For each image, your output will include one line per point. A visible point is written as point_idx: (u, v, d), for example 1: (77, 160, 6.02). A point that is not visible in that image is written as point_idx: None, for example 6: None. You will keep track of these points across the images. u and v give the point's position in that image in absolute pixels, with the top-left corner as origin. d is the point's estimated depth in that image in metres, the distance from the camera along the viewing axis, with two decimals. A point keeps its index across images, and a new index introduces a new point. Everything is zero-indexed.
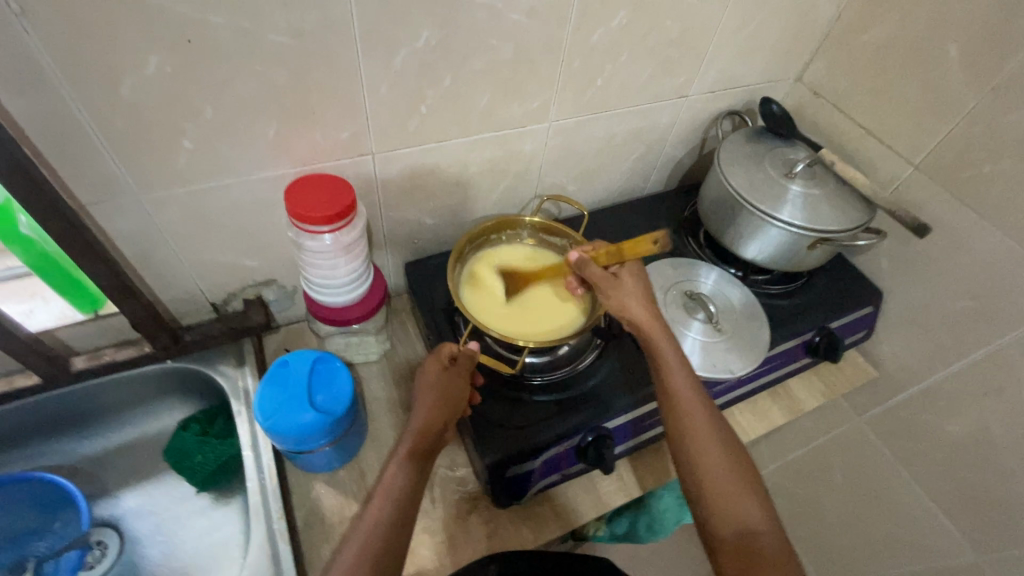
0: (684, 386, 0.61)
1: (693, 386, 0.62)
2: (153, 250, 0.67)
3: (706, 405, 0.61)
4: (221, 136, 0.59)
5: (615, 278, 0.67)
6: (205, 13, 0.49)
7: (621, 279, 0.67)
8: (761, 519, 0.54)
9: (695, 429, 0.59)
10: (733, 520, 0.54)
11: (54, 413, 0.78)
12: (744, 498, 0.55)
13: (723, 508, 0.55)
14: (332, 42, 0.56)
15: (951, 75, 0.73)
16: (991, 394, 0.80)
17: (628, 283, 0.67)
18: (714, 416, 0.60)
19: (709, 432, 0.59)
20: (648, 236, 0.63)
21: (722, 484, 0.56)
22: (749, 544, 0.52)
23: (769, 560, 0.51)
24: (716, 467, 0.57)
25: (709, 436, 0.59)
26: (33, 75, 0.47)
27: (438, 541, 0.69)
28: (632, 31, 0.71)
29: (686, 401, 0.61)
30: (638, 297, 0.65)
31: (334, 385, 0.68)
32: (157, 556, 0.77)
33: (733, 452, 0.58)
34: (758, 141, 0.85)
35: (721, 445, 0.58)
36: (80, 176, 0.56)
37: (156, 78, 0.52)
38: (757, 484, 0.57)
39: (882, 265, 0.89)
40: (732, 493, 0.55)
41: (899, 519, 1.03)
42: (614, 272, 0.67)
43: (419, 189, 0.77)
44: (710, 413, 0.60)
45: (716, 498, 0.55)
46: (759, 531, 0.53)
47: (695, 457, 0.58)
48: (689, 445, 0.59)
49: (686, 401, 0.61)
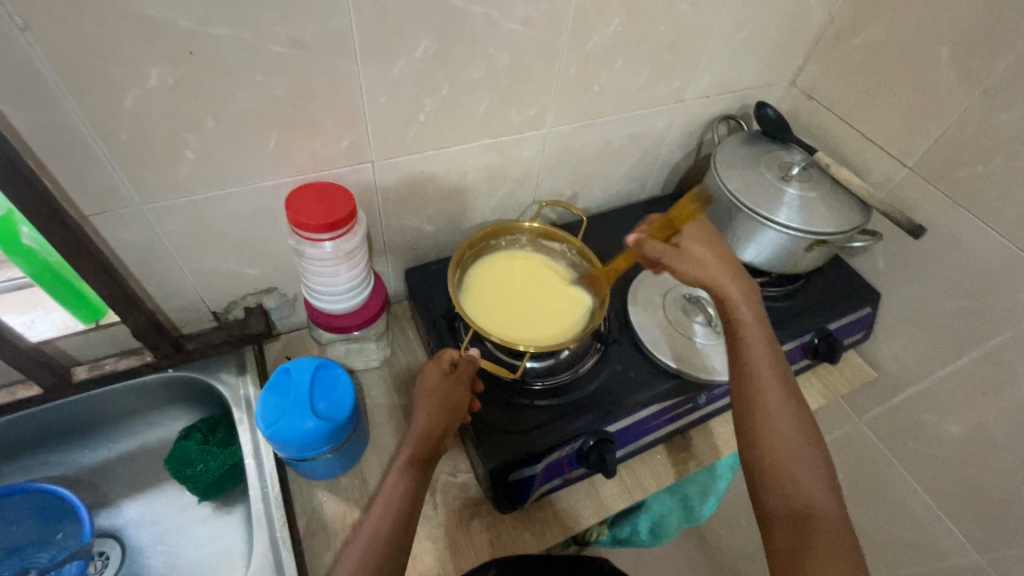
0: (763, 362, 0.61)
1: (775, 364, 0.61)
2: (155, 260, 0.67)
3: (783, 385, 0.61)
4: (222, 147, 0.60)
5: (677, 249, 0.65)
6: (206, 26, 0.50)
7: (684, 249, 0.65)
8: (824, 501, 0.55)
9: (771, 405, 0.59)
10: (793, 498, 0.55)
11: (57, 423, 0.78)
12: (811, 478, 0.56)
13: (786, 484, 0.56)
14: (331, 52, 0.57)
15: (943, 78, 0.74)
16: (989, 393, 0.81)
17: (698, 251, 0.64)
18: (791, 398, 0.60)
19: (783, 411, 0.59)
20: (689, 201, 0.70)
21: (791, 458, 0.57)
22: (807, 521, 0.54)
23: (827, 540, 0.52)
24: (785, 445, 0.57)
25: (784, 415, 0.59)
26: (36, 89, 0.48)
27: (440, 548, 0.69)
28: (627, 38, 0.72)
29: (763, 378, 0.60)
30: (716, 262, 0.64)
31: (336, 392, 0.68)
32: (159, 566, 0.77)
33: (807, 432, 0.58)
34: (753, 145, 0.86)
35: (795, 425, 0.58)
36: (82, 187, 0.57)
37: (157, 90, 0.53)
38: (826, 465, 0.57)
39: (879, 266, 0.89)
40: (801, 471, 0.56)
41: (900, 520, 1.03)
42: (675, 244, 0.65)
43: (418, 196, 0.78)
44: (784, 390, 0.60)
45: (781, 473, 0.56)
46: (821, 511, 0.54)
47: (763, 431, 0.58)
48: (760, 420, 0.59)
49: (764, 379, 0.60)
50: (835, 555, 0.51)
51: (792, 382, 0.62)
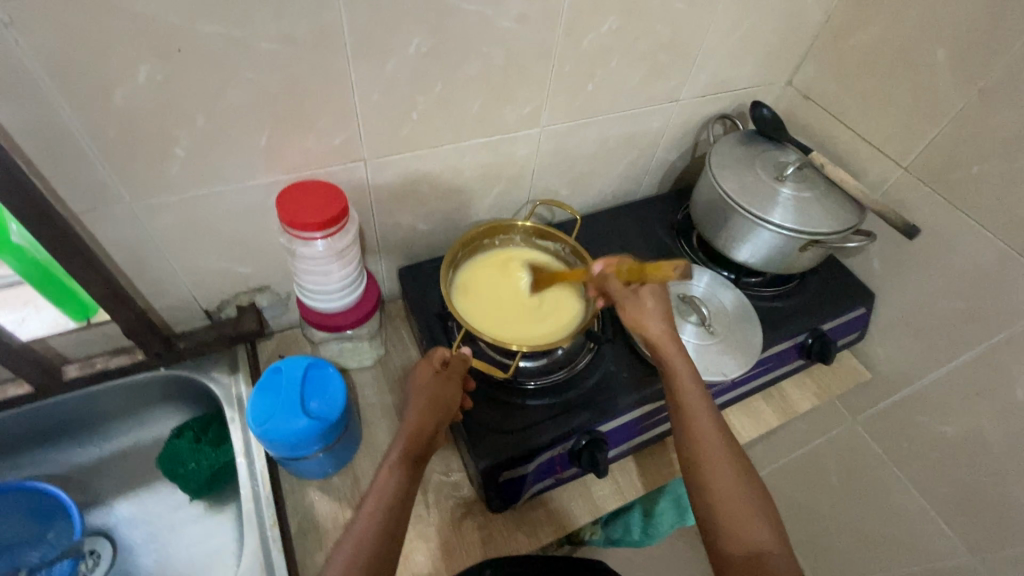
0: (699, 409, 0.61)
1: (708, 410, 0.62)
2: (146, 258, 0.67)
3: (720, 429, 0.61)
4: (213, 144, 0.59)
5: (636, 295, 0.66)
6: (196, 23, 0.50)
7: (642, 295, 0.66)
8: (770, 540, 0.55)
9: (709, 452, 0.59)
10: (742, 540, 0.55)
11: (48, 421, 0.77)
12: (753, 519, 0.56)
13: (732, 530, 0.55)
14: (323, 50, 0.57)
15: (938, 78, 0.74)
16: (983, 394, 0.81)
17: (648, 300, 0.66)
18: (728, 442, 0.60)
19: (723, 455, 0.59)
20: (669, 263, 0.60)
21: (734, 503, 0.56)
22: (758, 565, 0.53)
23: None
24: (727, 490, 0.57)
25: (722, 457, 0.59)
26: (23, 84, 0.48)
27: (432, 547, 0.69)
28: (622, 36, 0.71)
29: (700, 425, 0.61)
30: (659, 314, 0.65)
31: (327, 391, 0.68)
32: (151, 564, 0.77)
33: (743, 473, 0.59)
34: (749, 144, 0.86)
35: (734, 467, 0.59)
36: (71, 184, 0.56)
37: (147, 87, 0.52)
38: (767, 504, 0.58)
39: (874, 267, 0.89)
40: (741, 514, 0.56)
41: (894, 521, 1.03)
42: (635, 289, 0.66)
43: (411, 194, 0.78)
44: (723, 435, 0.60)
45: (727, 519, 0.56)
46: (767, 552, 0.54)
47: (707, 475, 0.58)
48: (702, 467, 0.59)
49: (701, 423, 0.61)
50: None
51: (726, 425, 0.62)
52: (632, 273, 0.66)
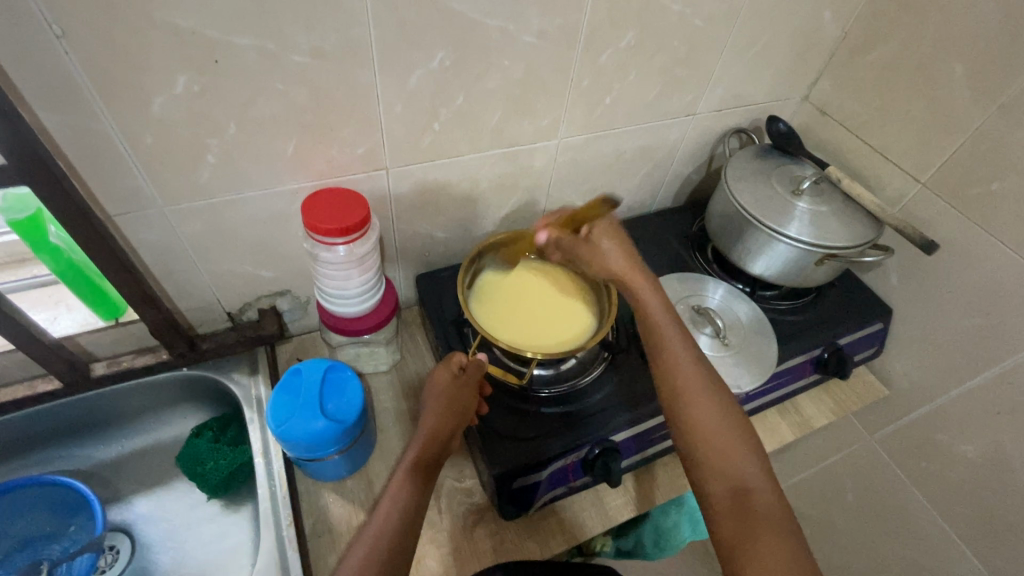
0: (677, 349, 0.62)
1: (686, 347, 0.62)
2: (175, 261, 0.69)
3: (699, 365, 0.61)
4: (244, 151, 0.62)
5: (589, 243, 0.69)
6: (233, 36, 0.52)
7: (594, 242, 0.69)
8: (755, 474, 0.54)
9: (687, 388, 0.59)
10: (726, 475, 0.54)
11: (74, 416, 0.79)
12: (736, 452, 0.55)
13: (715, 464, 0.55)
14: (351, 62, 0.59)
15: (956, 95, 0.74)
16: (1004, 413, 0.79)
17: (602, 242, 0.69)
18: (710, 379, 0.60)
19: (702, 390, 0.59)
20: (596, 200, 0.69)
21: (717, 439, 0.56)
22: (742, 500, 0.52)
23: (761, 515, 0.51)
24: (708, 426, 0.57)
25: (702, 391, 0.59)
26: (70, 93, 0.50)
27: (444, 553, 0.69)
28: (639, 51, 0.73)
29: (678, 361, 0.61)
30: (617, 250, 0.69)
31: (345, 394, 0.69)
32: (167, 562, 0.78)
33: (726, 408, 0.58)
34: (765, 158, 0.86)
35: (715, 401, 0.58)
36: (108, 187, 0.58)
37: (184, 97, 0.55)
38: (752, 439, 0.56)
39: (891, 282, 0.89)
40: (722, 448, 0.55)
41: (912, 541, 1.01)
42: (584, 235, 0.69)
43: (430, 203, 0.79)
44: (701, 371, 0.60)
45: (709, 454, 0.55)
46: (751, 487, 0.53)
47: (687, 412, 0.58)
48: (682, 405, 0.58)
49: (679, 360, 0.61)
50: (767, 532, 0.50)
51: (707, 363, 0.62)
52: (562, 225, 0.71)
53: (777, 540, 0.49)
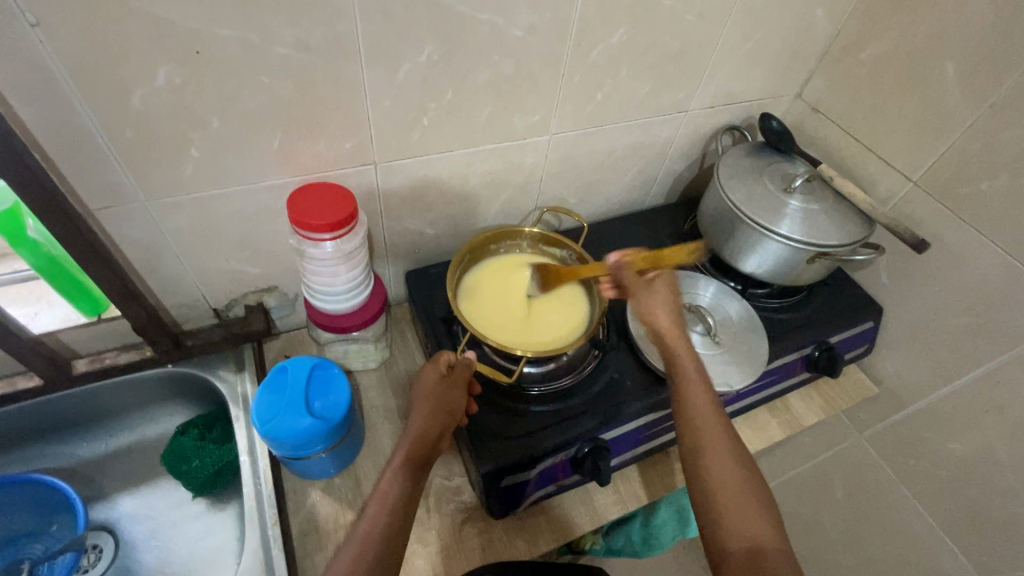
0: (702, 405, 0.60)
1: (709, 403, 0.60)
2: (158, 256, 0.68)
3: (723, 424, 0.59)
4: (227, 145, 0.60)
5: (649, 283, 0.66)
6: (215, 27, 0.51)
7: (656, 285, 0.66)
8: (769, 535, 0.52)
9: (711, 444, 0.58)
10: (740, 533, 0.52)
11: (56, 414, 0.78)
12: (754, 511, 0.54)
13: (730, 522, 0.53)
14: (337, 56, 0.58)
15: (948, 93, 0.74)
16: (992, 412, 0.80)
17: (660, 288, 0.66)
18: (731, 438, 0.58)
19: (725, 448, 0.57)
20: (688, 245, 0.66)
21: (735, 496, 0.54)
22: (756, 560, 0.50)
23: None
24: (726, 482, 0.55)
25: (722, 447, 0.57)
26: (46, 85, 0.49)
27: (432, 552, 0.69)
28: (632, 47, 0.72)
29: (702, 417, 0.59)
30: (668, 303, 0.65)
31: (332, 391, 0.69)
32: (151, 561, 0.77)
33: (746, 467, 0.57)
34: (757, 156, 0.86)
35: (736, 459, 0.57)
36: (87, 182, 0.57)
37: (164, 89, 0.53)
38: (768, 501, 0.55)
39: (882, 280, 0.89)
40: (739, 506, 0.54)
41: (899, 539, 1.01)
42: (649, 278, 0.66)
43: (420, 199, 0.78)
44: (724, 425, 0.59)
45: (724, 511, 0.54)
46: (766, 547, 0.51)
47: (705, 466, 0.57)
48: (700, 462, 0.57)
49: (702, 415, 0.60)
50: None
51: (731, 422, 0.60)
52: (645, 261, 0.67)
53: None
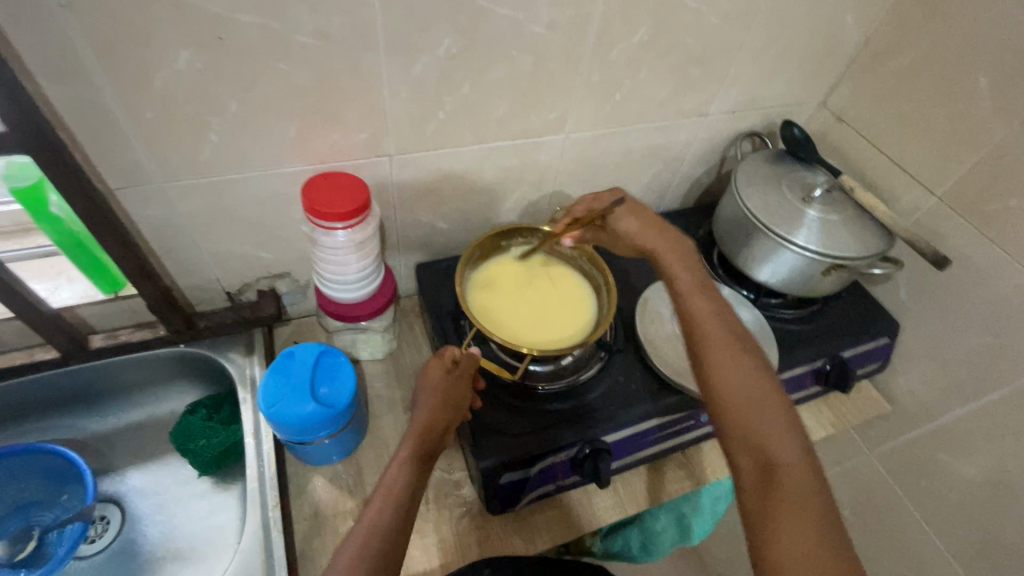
0: (710, 323, 0.58)
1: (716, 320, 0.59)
2: (174, 238, 0.69)
3: (731, 334, 0.58)
4: (245, 131, 0.61)
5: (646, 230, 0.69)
6: (238, 14, 0.52)
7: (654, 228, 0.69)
8: (786, 446, 0.50)
9: (720, 361, 0.56)
10: (754, 445, 0.51)
11: (71, 387, 0.80)
12: (766, 420, 0.52)
13: (742, 434, 0.52)
14: (356, 46, 0.58)
15: (979, 107, 0.72)
16: (1009, 436, 0.77)
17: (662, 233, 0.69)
18: (742, 349, 0.56)
19: (733, 356, 0.56)
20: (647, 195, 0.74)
21: (744, 404, 0.53)
22: (771, 476, 0.49)
23: (792, 491, 0.47)
24: (738, 398, 0.53)
25: (734, 361, 0.55)
26: (73, 65, 0.50)
27: (429, 543, 0.69)
28: (653, 47, 0.71)
29: (709, 332, 0.58)
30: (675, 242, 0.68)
31: (337, 379, 0.69)
32: (156, 535, 0.79)
33: (761, 378, 0.55)
34: (777, 163, 0.85)
35: (746, 369, 0.55)
36: (109, 161, 0.59)
37: (186, 73, 0.54)
38: (791, 414, 0.52)
39: (900, 296, 0.87)
40: (751, 416, 0.52)
41: (906, 561, 0.99)
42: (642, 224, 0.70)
43: (433, 193, 0.79)
44: (732, 336, 0.57)
45: (735, 424, 0.52)
46: (782, 459, 0.49)
47: (717, 381, 0.54)
48: (709, 376, 0.55)
49: (712, 333, 0.58)
50: (797, 511, 0.46)
51: (744, 338, 0.58)
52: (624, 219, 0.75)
53: (810, 529, 0.45)
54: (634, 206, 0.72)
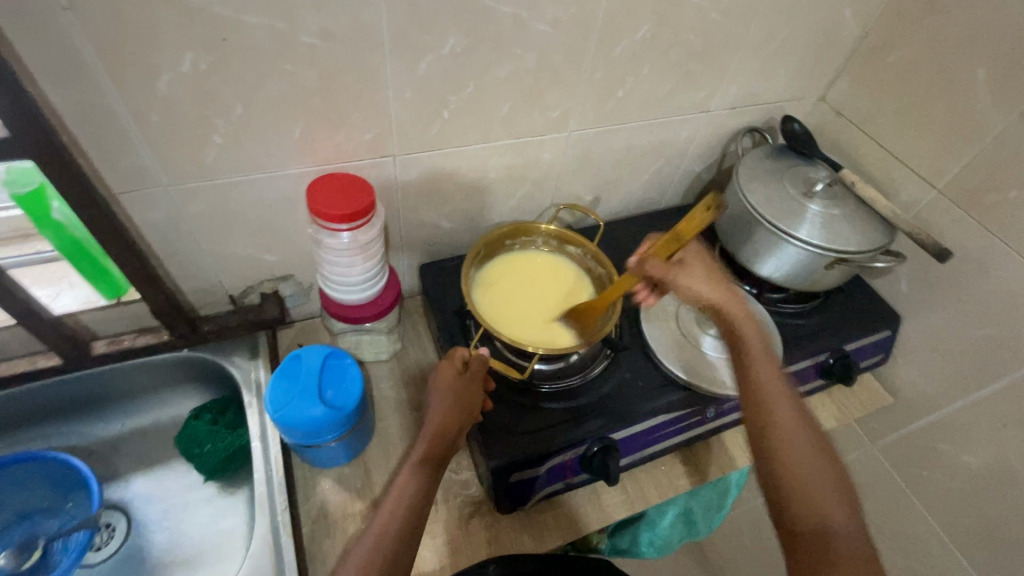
0: (772, 383, 0.59)
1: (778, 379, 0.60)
2: (177, 241, 0.68)
3: (792, 398, 0.59)
4: (249, 132, 0.61)
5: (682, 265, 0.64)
6: (242, 15, 0.51)
7: (688, 264, 0.64)
8: (839, 516, 0.52)
9: (782, 421, 0.57)
10: (811, 510, 0.53)
11: (73, 394, 0.80)
12: (824, 490, 0.54)
13: (798, 498, 0.53)
14: (360, 45, 0.58)
15: (978, 100, 0.72)
16: (1011, 426, 0.78)
17: (696, 266, 0.65)
18: (801, 413, 0.58)
19: (795, 423, 0.57)
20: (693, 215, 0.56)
21: (804, 472, 0.54)
22: (824, 541, 0.51)
23: (845, 560, 0.50)
24: (796, 460, 0.55)
25: (793, 425, 0.57)
26: (76, 68, 0.50)
27: (439, 544, 0.69)
28: (655, 44, 0.71)
29: (769, 391, 0.59)
30: (709, 278, 0.64)
31: (344, 381, 0.69)
32: (163, 541, 0.78)
33: (816, 445, 0.56)
34: (778, 159, 0.85)
35: (806, 436, 0.57)
36: (112, 165, 0.58)
37: (189, 75, 0.54)
38: (842, 483, 0.55)
39: (901, 288, 0.87)
40: (810, 483, 0.54)
41: (909, 550, 1.00)
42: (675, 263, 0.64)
43: (436, 192, 0.78)
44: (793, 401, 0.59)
45: (793, 487, 0.54)
46: (836, 528, 0.52)
47: (774, 442, 0.56)
48: (769, 438, 0.57)
49: (771, 390, 0.59)
50: None
51: (801, 401, 0.60)
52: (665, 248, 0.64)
53: None
54: (696, 258, 0.65)
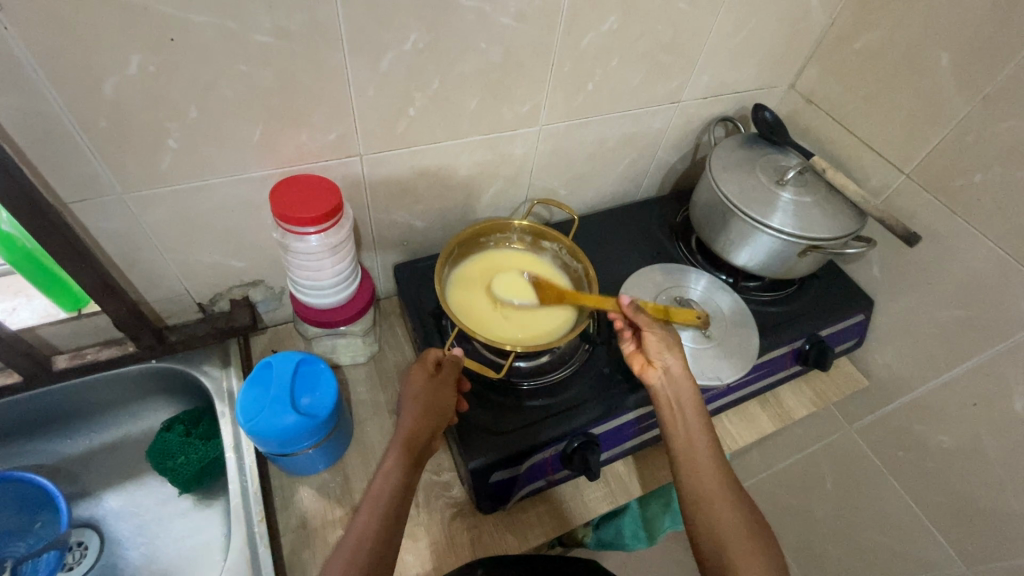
0: (701, 453, 0.62)
1: (707, 443, 0.63)
2: (138, 250, 0.66)
3: (719, 464, 0.62)
4: (208, 136, 0.59)
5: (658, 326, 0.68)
6: (190, 13, 0.49)
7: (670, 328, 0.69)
8: (769, 574, 0.55)
9: (710, 492, 0.60)
10: (743, 574, 0.55)
11: (36, 412, 0.77)
12: (754, 552, 0.56)
13: (733, 562, 0.56)
14: (318, 43, 0.56)
15: (942, 85, 0.73)
16: (981, 405, 0.80)
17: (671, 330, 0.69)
18: (728, 479, 0.61)
19: (723, 490, 0.60)
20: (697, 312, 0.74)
21: (735, 537, 0.57)
22: None
23: None
24: (726, 525, 0.58)
25: (721, 492, 0.60)
26: (13, 74, 0.47)
27: (421, 547, 0.69)
28: (622, 35, 0.71)
29: (698, 458, 0.62)
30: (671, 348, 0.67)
31: (318, 387, 0.68)
32: (138, 557, 0.77)
33: (742, 506, 0.59)
34: (750, 147, 0.85)
35: (734, 503, 0.59)
36: (61, 173, 0.56)
37: (137, 77, 0.52)
38: (768, 544, 0.57)
39: (874, 273, 0.88)
40: (741, 547, 0.56)
41: (888, 530, 1.02)
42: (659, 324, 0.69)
43: (407, 191, 0.77)
44: (720, 466, 0.62)
45: (727, 553, 0.56)
46: None
47: (707, 511, 0.59)
48: (702, 508, 0.59)
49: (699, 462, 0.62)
50: None
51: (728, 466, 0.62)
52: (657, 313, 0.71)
53: None
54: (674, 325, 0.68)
